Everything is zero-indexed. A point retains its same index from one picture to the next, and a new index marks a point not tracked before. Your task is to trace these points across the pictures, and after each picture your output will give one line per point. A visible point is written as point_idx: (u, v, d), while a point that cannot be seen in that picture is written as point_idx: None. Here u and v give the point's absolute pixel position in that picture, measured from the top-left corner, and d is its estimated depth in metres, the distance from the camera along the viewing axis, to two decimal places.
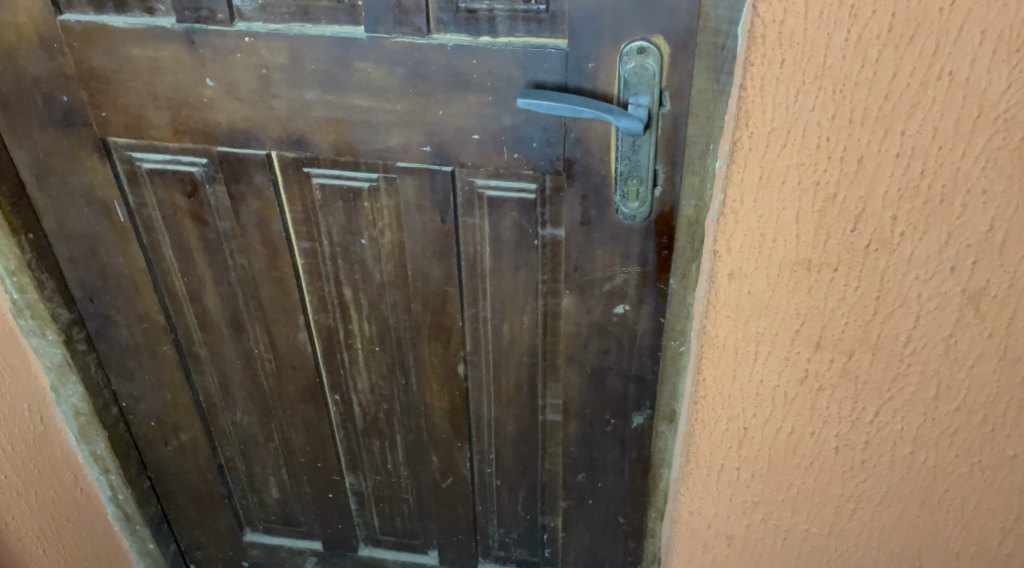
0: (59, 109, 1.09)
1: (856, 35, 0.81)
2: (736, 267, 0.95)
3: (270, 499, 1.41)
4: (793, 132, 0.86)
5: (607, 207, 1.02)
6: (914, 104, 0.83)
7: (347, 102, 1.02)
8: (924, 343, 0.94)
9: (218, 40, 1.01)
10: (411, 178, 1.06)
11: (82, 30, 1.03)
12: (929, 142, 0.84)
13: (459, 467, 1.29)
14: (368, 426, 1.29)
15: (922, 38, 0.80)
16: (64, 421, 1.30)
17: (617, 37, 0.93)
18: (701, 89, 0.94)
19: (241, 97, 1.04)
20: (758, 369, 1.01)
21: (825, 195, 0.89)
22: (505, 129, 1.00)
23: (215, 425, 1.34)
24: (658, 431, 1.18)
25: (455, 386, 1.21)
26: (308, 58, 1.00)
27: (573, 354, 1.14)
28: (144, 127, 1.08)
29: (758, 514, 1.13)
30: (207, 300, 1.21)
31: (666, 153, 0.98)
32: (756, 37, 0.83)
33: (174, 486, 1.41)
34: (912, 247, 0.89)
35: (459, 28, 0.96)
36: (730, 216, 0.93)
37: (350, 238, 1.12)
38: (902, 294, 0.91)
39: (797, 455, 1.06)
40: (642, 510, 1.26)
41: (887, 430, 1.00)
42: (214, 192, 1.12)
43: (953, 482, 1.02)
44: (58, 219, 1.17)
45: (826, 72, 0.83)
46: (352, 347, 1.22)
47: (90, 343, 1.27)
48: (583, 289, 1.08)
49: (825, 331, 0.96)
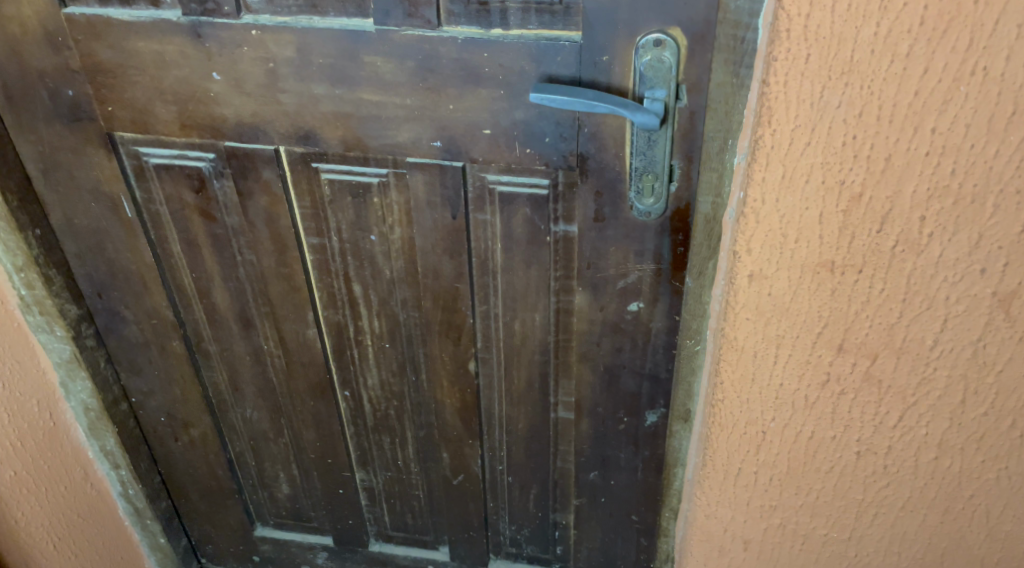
0: (65, 104, 1.07)
1: (886, 28, 0.78)
2: (756, 268, 0.93)
3: (281, 494, 1.40)
4: (818, 129, 0.84)
5: (622, 203, 1.00)
6: (946, 100, 0.80)
7: (356, 97, 1.00)
8: (952, 347, 0.92)
9: (225, 33, 0.99)
10: (421, 174, 1.04)
11: (87, 23, 1.01)
12: (961, 140, 0.82)
13: (470, 464, 1.28)
14: (379, 423, 1.28)
15: (956, 32, 0.77)
16: (75, 417, 1.29)
17: (632, 29, 0.91)
18: (719, 82, 0.92)
19: (248, 91, 1.02)
20: (778, 372, 0.99)
21: (850, 195, 0.87)
22: (517, 123, 0.98)
23: (225, 421, 1.33)
24: (673, 430, 1.16)
25: (467, 383, 1.20)
26: (317, 51, 0.98)
27: (586, 352, 1.12)
28: (150, 122, 1.07)
29: (776, 518, 1.11)
30: (216, 296, 1.20)
31: (683, 148, 0.96)
32: (780, 31, 0.81)
33: (185, 481, 1.41)
34: (940, 248, 0.87)
35: (471, 21, 0.94)
36: (751, 216, 0.91)
37: (359, 234, 1.11)
38: (928, 297, 0.90)
39: (817, 460, 1.04)
40: (656, 509, 1.25)
41: (911, 435, 0.99)
42: (222, 188, 1.11)
43: (978, 488, 1.00)
44: (65, 214, 1.16)
45: (854, 67, 0.81)
46: (362, 344, 1.21)
47: (98, 338, 1.26)
48: (596, 285, 1.07)
49: (848, 334, 0.94)
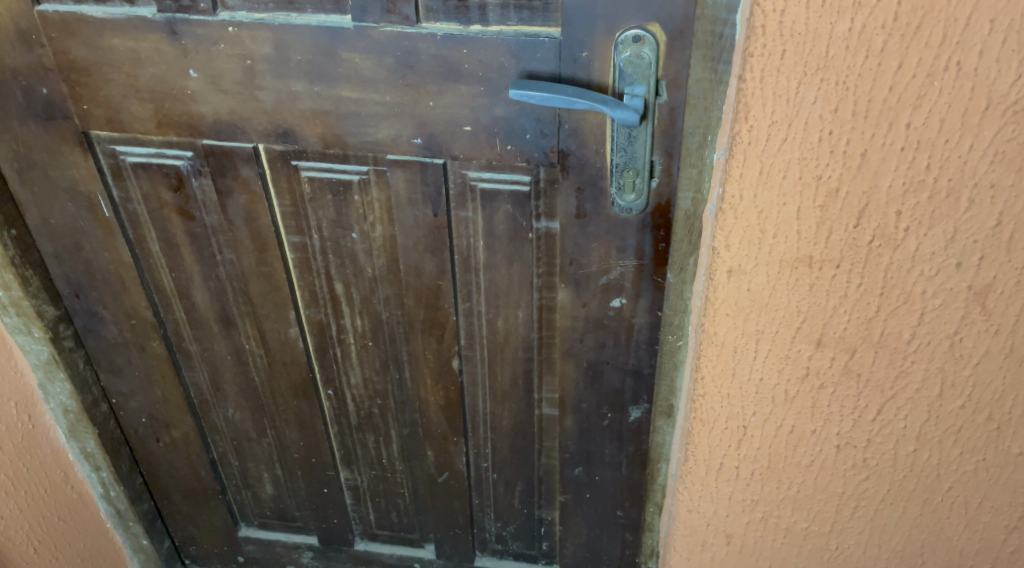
0: (39, 103, 1.06)
1: (860, 24, 0.78)
2: (735, 264, 0.93)
3: (265, 494, 1.40)
4: (795, 125, 0.84)
5: (603, 199, 1.00)
6: (920, 95, 0.80)
7: (334, 94, 0.99)
8: (929, 340, 0.92)
9: (201, 30, 0.98)
10: (401, 172, 1.04)
11: (60, 20, 1.00)
12: (936, 135, 0.82)
13: (455, 462, 1.28)
14: (362, 421, 1.28)
15: (929, 27, 0.77)
16: (53, 418, 1.28)
17: (611, 25, 0.91)
18: (699, 78, 0.92)
19: (225, 88, 1.01)
20: (758, 367, 0.99)
21: (827, 190, 0.87)
22: (497, 120, 0.98)
23: (208, 421, 1.32)
24: (656, 426, 1.16)
25: (450, 380, 1.19)
26: (294, 48, 0.97)
27: (570, 348, 1.12)
28: (127, 121, 1.06)
29: (758, 512, 1.12)
30: (196, 295, 1.19)
31: (663, 144, 0.96)
32: (756, 27, 0.81)
33: (168, 481, 1.40)
34: (917, 243, 0.87)
35: (449, 17, 0.94)
36: (729, 212, 0.91)
37: (340, 232, 1.10)
38: (906, 291, 0.90)
39: (797, 454, 1.05)
40: (641, 504, 1.25)
41: (890, 428, 0.99)
42: (200, 186, 1.10)
43: (956, 480, 1.01)
44: (41, 214, 1.14)
45: (829, 63, 0.81)
46: (345, 343, 1.20)
47: (77, 339, 1.25)
48: (578, 282, 1.06)
49: (826, 329, 0.94)
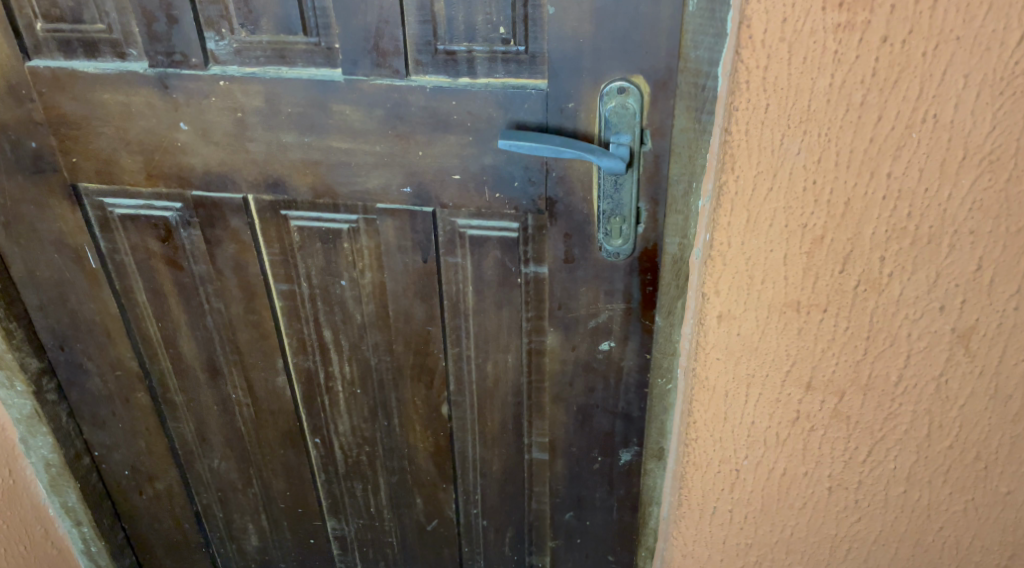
0: (27, 156, 1.07)
1: (840, 79, 0.83)
2: (725, 309, 0.96)
3: (250, 546, 1.38)
4: (780, 175, 0.88)
5: (591, 244, 1.03)
6: (899, 146, 0.84)
7: (325, 145, 1.02)
8: (915, 382, 0.95)
9: (192, 84, 1.00)
10: (391, 220, 1.05)
11: (52, 76, 1.02)
12: (915, 184, 0.86)
13: (445, 509, 1.28)
14: (350, 469, 1.28)
15: (906, 82, 0.82)
16: (35, 473, 1.27)
17: (596, 77, 0.94)
18: (683, 128, 0.95)
19: (215, 140, 1.03)
20: (749, 410, 1.02)
21: (812, 237, 0.90)
22: (486, 168, 1.00)
23: (192, 472, 1.31)
24: (647, 469, 1.18)
25: (440, 426, 1.20)
26: (285, 101, 1.00)
27: (559, 392, 1.14)
28: (116, 173, 1.07)
29: (752, 555, 1.13)
30: (183, 345, 1.19)
31: (649, 191, 0.99)
32: (740, 82, 0.85)
33: (150, 535, 1.38)
34: (900, 287, 0.90)
35: (438, 70, 0.97)
36: (718, 259, 0.94)
37: (329, 280, 1.11)
38: (891, 334, 0.93)
39: (790, 496, 1.07)
40: (633, 548, 1.26)
41: (881, 469, 1.02)
42: (189, 237, 1.10)
43: (947, 520, 1.04)
44: (27, 267, 1.14)
45: (811, 116, 0.85)
46: (332, 390, 1.21)
47: (61, 393, 1.24)
48: (567, 325, 1.09)
49: (815, 371, 0.97)
